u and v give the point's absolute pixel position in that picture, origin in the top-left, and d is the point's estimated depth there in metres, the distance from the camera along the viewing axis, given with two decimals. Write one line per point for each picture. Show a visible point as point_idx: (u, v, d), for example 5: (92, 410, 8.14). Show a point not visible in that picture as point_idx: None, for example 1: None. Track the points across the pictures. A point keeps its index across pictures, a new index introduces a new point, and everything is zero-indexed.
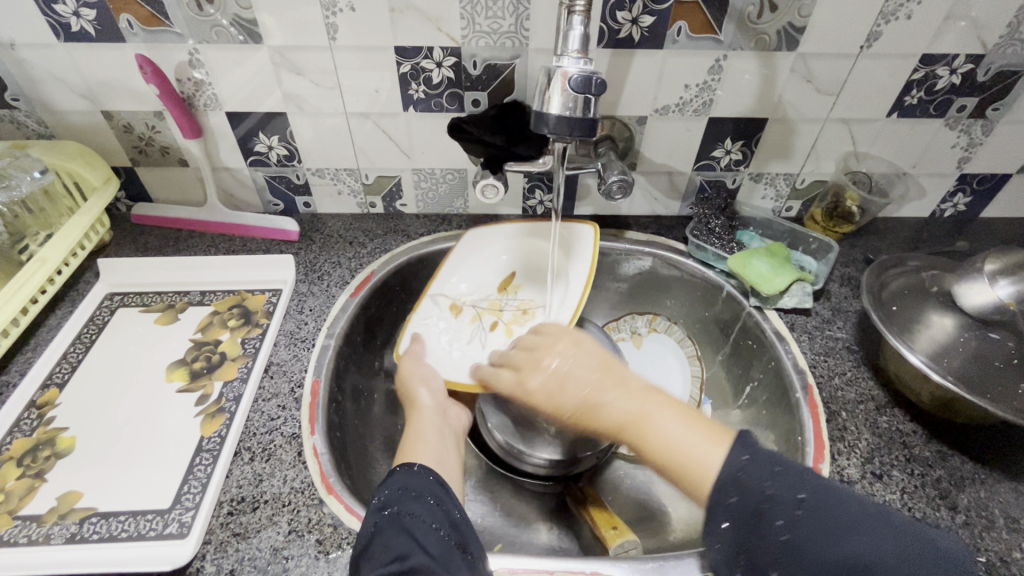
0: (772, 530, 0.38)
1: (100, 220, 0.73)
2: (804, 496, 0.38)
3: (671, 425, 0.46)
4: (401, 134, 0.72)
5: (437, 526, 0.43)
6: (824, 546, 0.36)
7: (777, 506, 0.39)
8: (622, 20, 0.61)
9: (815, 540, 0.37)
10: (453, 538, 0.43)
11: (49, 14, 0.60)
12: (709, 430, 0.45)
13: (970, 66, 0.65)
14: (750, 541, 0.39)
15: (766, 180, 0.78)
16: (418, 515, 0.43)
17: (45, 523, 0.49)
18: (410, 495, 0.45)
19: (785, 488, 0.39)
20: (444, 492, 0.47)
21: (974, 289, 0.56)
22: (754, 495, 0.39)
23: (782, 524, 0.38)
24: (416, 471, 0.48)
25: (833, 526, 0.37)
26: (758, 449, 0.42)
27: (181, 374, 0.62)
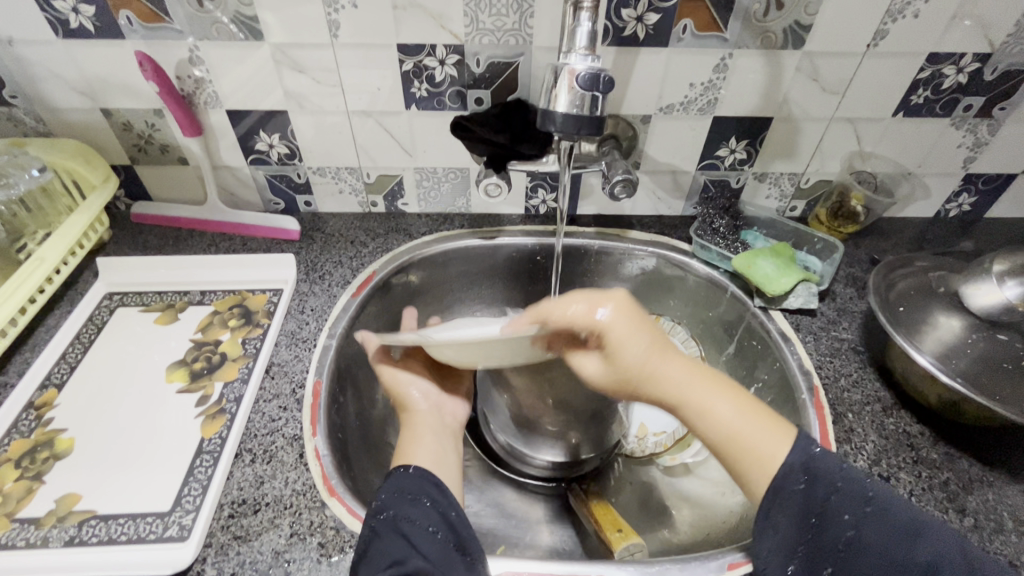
0: (839, 527, 0.42)
1: (99, 219, 0.72)
2: (873, 494, 0.42)
3: (734, 406, 0.47)
4: (403, 132, 0.71)
5: (434, 531, 0.43)
6: (892, 546, 0.40)
7: (845, 503, 0.43)
8: (627, 18, 0.61)
9: (883, 540, 0.41)
10: (451, 540, 0.43)
11: (48, 10, 0.60)
12: (768, 419, 0.47)
13: (977, 65, 0.65)
14: (814, 535, 0.43)
15: (771, 179, 0.78)
16: (415, 519, 0.43)
17: (43, 526, 0.48)
18: (406, 498, 0.44)
19: (853, 488, 0.43)
20: (440, 493, 0.46)
21: (981, 290, 0.56)
22: (824, 489, 0.43)
23: (848, 520, 0.42)
24: (412, 474, 0.46)
25: (898, 527, 0.41)
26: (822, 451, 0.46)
27: (181, 374, 0.61)
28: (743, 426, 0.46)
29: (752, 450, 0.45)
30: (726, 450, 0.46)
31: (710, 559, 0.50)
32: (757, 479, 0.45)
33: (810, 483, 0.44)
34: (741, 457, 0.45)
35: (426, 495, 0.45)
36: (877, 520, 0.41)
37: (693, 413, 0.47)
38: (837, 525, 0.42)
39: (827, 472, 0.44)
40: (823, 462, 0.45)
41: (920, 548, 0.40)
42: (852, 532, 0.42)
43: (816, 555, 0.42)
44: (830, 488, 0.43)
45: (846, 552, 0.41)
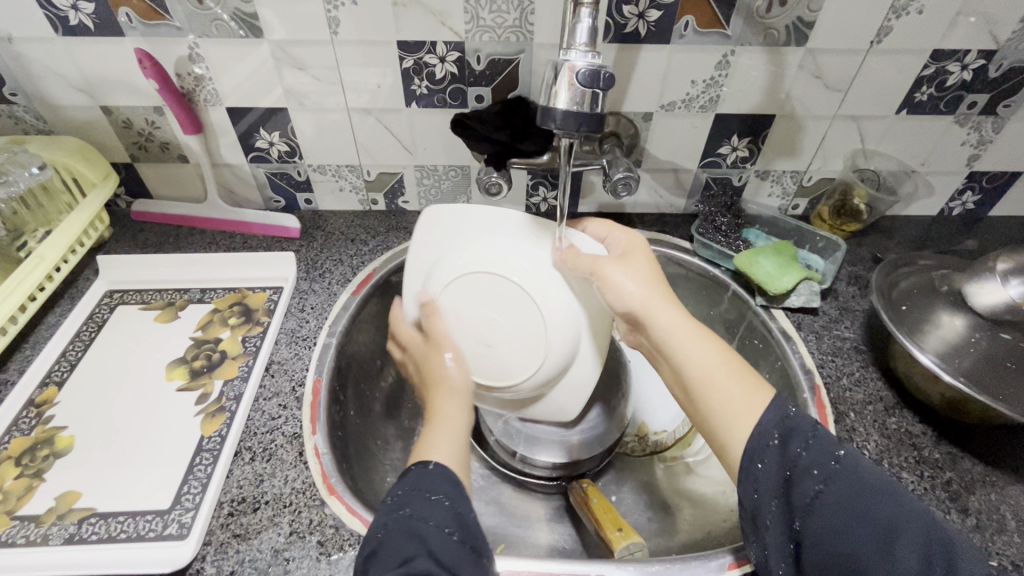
0: (808, 482, 0.40)
1: (100, 217, 0.72)
2: (843, 452, 0.40)
3: (708, 355, 0.48)
4: (403, 130, 0.71)
5: (450, 532, 0.40)
6: (855, 502, 0.38)
7: (814, 460, 0.40)
8: (628, 15, 0.60)
9: (851, 496, 0.38)
10: (466, 539, 0.40)
11: (47, 7, 0.59)
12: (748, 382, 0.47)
13: (982, 61, 0.64)
14: (786, 493, 0.40)
15: (773, 177, 0.77)
16: (427, 517, 0.41)
17: (43, 524, 0.48)
18: (422, 495, 0.42)
19: (826, 444, 0.41)
20: (459, 494, 0.44)
21: (984, 289, 0.56)
22: (798, 445, 0.41)
23: (817, 475, 0.40)
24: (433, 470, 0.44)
25: (867, 483, 0.38)
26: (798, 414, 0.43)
27: (180, 372, 0.61)
28: (729, 361, 0.48)
29: (739, 384, 0.46)
30: (713, 383, 0.47)
31: (711, 559, 0.50)
32: (747, 414, 0.44)
33: (785, 439, 0.42)
34: (729, 390, 0.46)
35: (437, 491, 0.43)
36: (846, 475, 0.39)
37: (683, 345, 0.49)
38: (806, 482, 0.40)
39: (802, 430, 0.42)
40: (799, 420, 0.43)
41: (885, 507, 0.37)
42: (821, 487, 0.39)
43: (787, 513, 0.40)
44: (804, 444, 0.41)
45: (812, 509, 0.39)
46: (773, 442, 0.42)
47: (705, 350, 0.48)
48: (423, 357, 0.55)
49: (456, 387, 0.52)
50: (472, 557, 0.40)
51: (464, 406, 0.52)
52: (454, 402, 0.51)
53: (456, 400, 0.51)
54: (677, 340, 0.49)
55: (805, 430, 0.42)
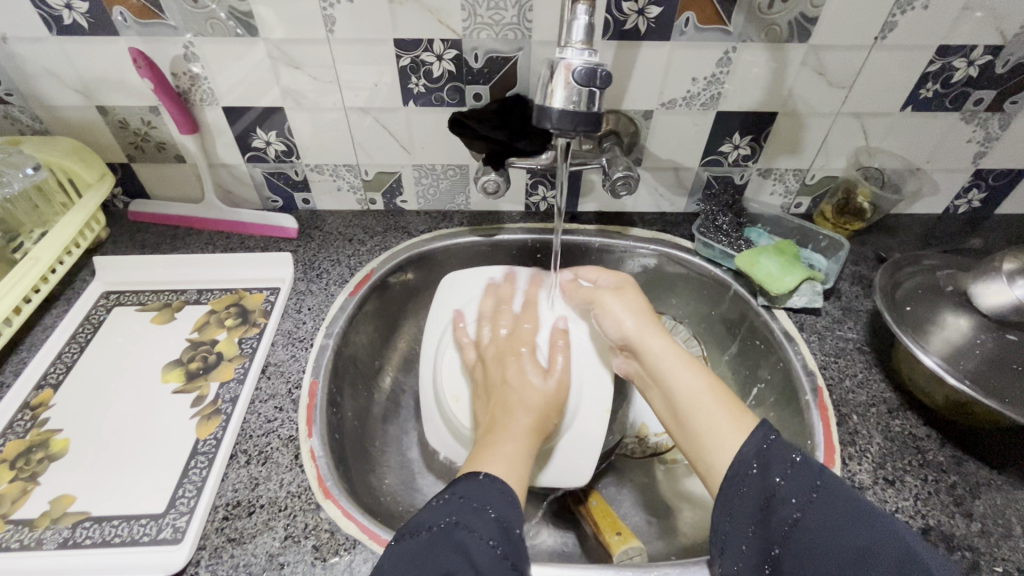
0: (786, 510, 0.41)
1: (96, 218, 0.72)
2: (822, 483, 0.41)
3: (695, 381, 0.51)
4: (401, 129, 0.70)
5: (494, 544, 0.41)
6: (831, 531, 0.39)
7: (791, 488, 0.42)
8: (628, 11, 0.59)
9: (828, 524, 0.39)
10: (512, 556, 0.40)
11: (41, 6, 0.59)
12: (735, 408, 0.49)
13: (988, 57, 0.63)
14: (763, 520, 0.42)
15: (775, 175, 0.76)
16: (475, 529, 0.41)
17: (37, 528, 0.48)
18: (471, 507, 0.43)
19: (806, 476, 0.42)
20: (512, 508, 0.44)
21: (990, 289, 0.54)
22: (775, 474, 0.43)
23: (795, 505, 0.41)
24: (485, 482, 0.45)
25: (845, 511, 0.39)
26: (776, 441, 0.45)
27: (176, 374, 0.61)
28: (714, 388, 0.51)
29: (725, 406, 0.49)
30: (700, 406, 0.50)
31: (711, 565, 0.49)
32: (732, 434, 0.47)
33: (762, 469, 0.43)
34: (715, 413, 0.49)
35: (492, 506, 0.43)
36: (824, 506, 0.40)
37: (672, 371, 0.52)
38: (783, 512, 0.41)
39: (780, 462, 0.43)
40: (777, 450, 0.44)
41: (859, 535, 0.38)
42: (798, 517, 0.41)
43: (765, 539, 0.42)
44: (782, 474, 0.43)
45: (790, 536, 0.40)
46: (752, 472, 0.44)
47: (692, 377, 0.52)
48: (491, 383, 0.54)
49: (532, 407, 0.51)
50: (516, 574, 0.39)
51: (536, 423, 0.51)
52: (523, 422, 0.50)
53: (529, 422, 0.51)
54: (668, 367, 0.53)
55: (782, 461, 0.43)
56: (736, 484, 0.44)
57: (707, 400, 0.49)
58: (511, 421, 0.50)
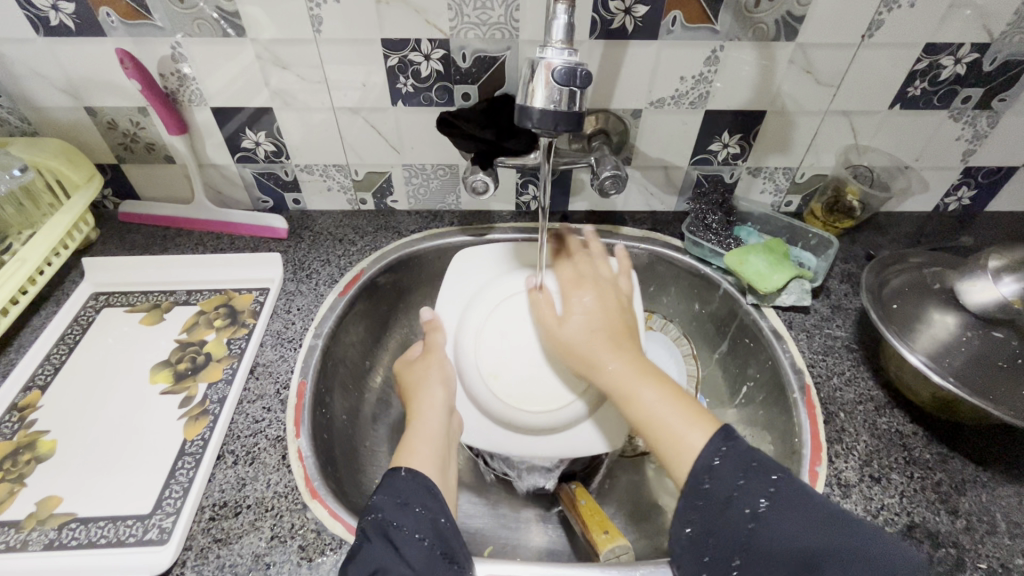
0: (740, 521, 0.42)
1: (85, 219, 0.72)
2: (775, 488, 0.42)
3: (652, 395, 0.50)
4: (390, 129, 0.70)
5: (421, 537, 0.44)
6: (785, 543, 0.40)
7: (745, 497, 0.42)
8: (614, 10, 0.59)
9: (784, 535, 0.41)
10: (439, 547, 0.44)
11: (27, 7, 0.59)
12: (693, 417, 0.48)
13: (976, 55, 0.63)
14: (722, 528, 0.42)
15: (766, 174, 0.76)
16: (404, 526, 0.44)
17: (23, 529, 0.48)
18: (397, 504, 0.45)
19: (756, 486, 0.43)
20: (432, 499, 0.47)
21: (977, 286, 0.55)
22: (728, 486, 0.43)
23: (750, 514, 0.42)
24: (406, 478, 0.48)
25: (802, 513, 0.41)
26: (736, 443, 0.45)
27: (165, 375, 0.61)
28: (672, 400, 0.49)
29: (683, 412, 0.48)
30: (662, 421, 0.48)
31: None
32: (695, 440, 0.46)
33: (714, 481, 0.44)
34: (671, 426, 0.48)
35: (416, 501, 0.46)
36: (776, 517, 0.41)
37: (636, 389, 0.50)
38: (737, 520, 0.42)
39: (731, 475, 0.43)
40: (734, 456, 0.44)
41: (809, 539, 0.40)
42: (752, 527, 0.42)
43: (725, 550, 0.42)
44: (737, 487, 0.43)
45: (748, 547, 0.41)
46: (705, 485, 0.44)
47: (649, 391, 0.50)
48: (420, 378, 0.58)
49: (443, 386, 0.57)
50: (446, 564, 0.43)
51: (443, 416, 0.55)
52: (439, 411, 0.55)
53: (438, 410, 0.55)
54: (630, 384, 0.51)
55: (734, 474, 0.43)
56: (697, 494, 0.44)
57: (660, 414, 0.48)
58: (426, 411, 0.55)
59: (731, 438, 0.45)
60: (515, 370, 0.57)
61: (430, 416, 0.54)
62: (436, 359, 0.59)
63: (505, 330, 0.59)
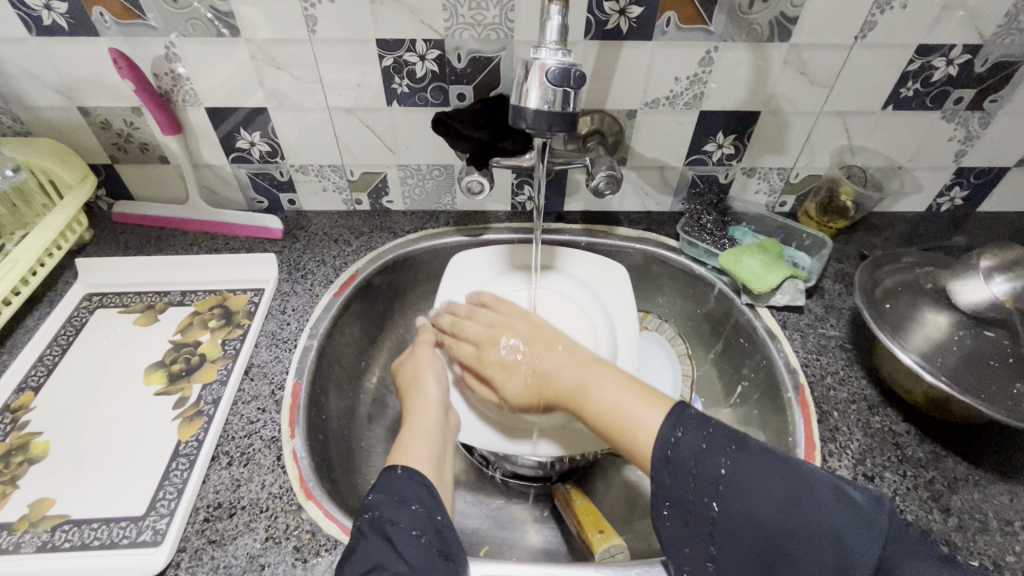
0: (704, 506, 0.42)
1: (77, 219, 0.71)
2: (729, 465, 0.42)
3: (610, 393, 0.51)
4: (385, 129, 0.70)
5: (418, 534, 0.43)
6: (746, 523, 0.40)
7: (702, 480, 0.43)
8: (609, 11, 0.60)
9: (742, 515, 0.40)
10: (436, 545, 0.44)
11: (19, 7, 0.58)
12: (653, 402, 0.49)
13: (967, 56, 0.64)
14: (689, 514, 0.43)
15: (760, 174, 0.77)
16: (400, 523, 0.44)
17: (15, 532, 0.48)
18: (394, 501, 0.45)
19: (710, 463, 0.43)
20: (429, 497, 0.47)
21: (968, 286, 0.56)
22: (687, 472, 0.43)
23: (709, 498, 0.42)
24: (403, 476, 0.48)
25: (760, 483, 0.41)
26: (689, 422, 0.46)
27: (159, 376, 0.60)
28: (625, 392, 0.50)
29: (637, 396, 0.50)
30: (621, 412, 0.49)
31: None
32: (652, 421, 0.47)
33: (674, 473, 0.44)
34: (633, 418, 0.48)
35: (414, 498, 0.46)
36: (733, 495, 0.41)
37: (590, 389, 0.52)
38: (699, 506, 0.42)
39: (688, 454, 0.44)
40: (689, 433, 0.45)
41: (766, 515, 0.40)
42: (714, 510, 0.42)
43: (699, 538, 0.42)
44: (692, 472, 0.43)
45: (716, 531, 0.41)
46: (666, 478, 0.44)
47: (604, 392, 0.51)
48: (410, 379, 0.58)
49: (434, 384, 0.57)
50: (442, 561, 0.43)
51: (439, 413, 0.55)
52: (435, 409, 0.55)
53: (431, 408, 0.55)
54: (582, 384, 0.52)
55: (691, 448, 0.44)
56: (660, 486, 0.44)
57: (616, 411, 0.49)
58: (422, 409, 0.55)
59: (684, 425, 0.46)
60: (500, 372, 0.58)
61: (426, 414, 0.54)
62: (426, 357, 0.60)
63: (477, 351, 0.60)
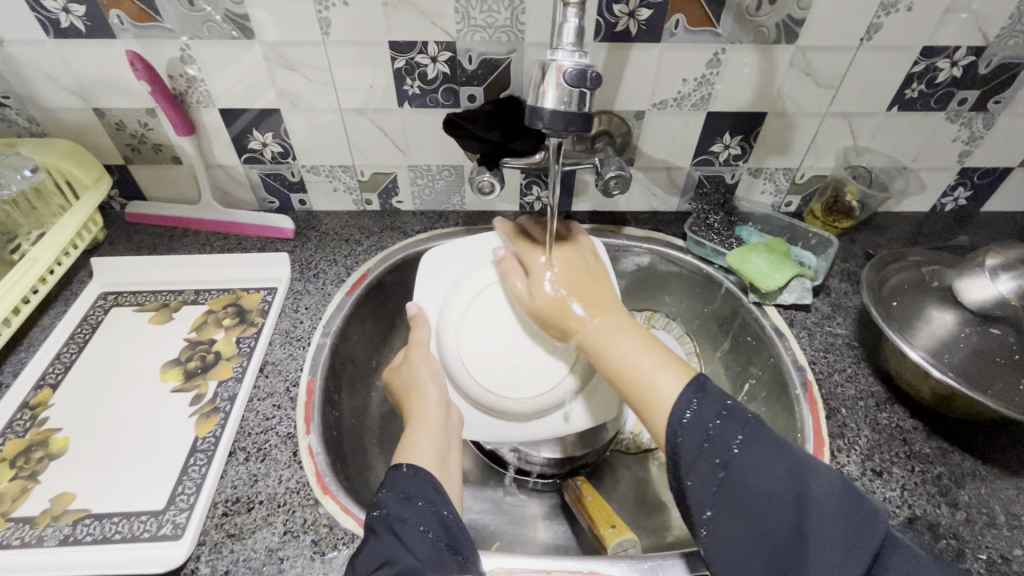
0: (710, 470, 0.43)
1: (93, 219, 0.72)
2: (744, 435, 0.43)
3: (629, 351, 0.52)
4: (396, 130, 0.71)
5: (425, 530, 0.44)
6: (754, 490, 0.41)
7: (716, 445, 0.43)
8: (619, 14, 0.60)
9: (750, 481, 0.41)
10: (444, 540, 0.44)
11: (38, 10, 0.59)
12: (671, 369, 0.50)
13: (971, 58, 0.65)
14: (696, 473, 0.43)
15: (766, 175, 0.78)
16: (407, 520, 0.44)
17: (38, 525, 0.49)
18: (400, 497, 0.46)
19: (726, 433, 0.43)
20: (436, 493, 0.47)
21: (974, 284, 0.56)
22: (699, 437, 0.44)
23: (720, 463, 0.42)
24: (406, 474, 0.48)
25: (769, 457, 0.42)
26: (708, 393, 0.46)
27: (175, 373, 0.61)
28: (645, 353, 0.52)
29: (656, 359, 0.51)
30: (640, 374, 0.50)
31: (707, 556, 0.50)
32: (667, 386, 0.48)
33: (686, 435, 0.44)
34: (649, 381, 0.50)
35: (420, 496, 0.46)
36: (743, 463, 0.42)
37: (611, 343, 0.53)
38: (708, 469, 0.43)
39: (704, 422, 0.44)
40: (706, 405, 0.45)
41: (775, 485, 0.41)
42: (722, 475, 0.42)
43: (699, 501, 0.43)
44: (704, 436, 0.44)
45: (720, 494, 0.42)
46: (678, 440, 0.44)
47: (624, 349, 0.52)
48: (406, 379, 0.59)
49: (431, 382, 0.57)
50: (450, 555, 0.43)
51: (443, 407, 0.56)
52: (437, 407, 0.56)
53: (434, 404, 0.56)
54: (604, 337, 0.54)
55: (708, 416, 0.44)
56: (673, 450, 0.44)
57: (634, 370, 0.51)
58: (424, 409, 0.55)
59: (702, 389, 0.46)
60: (500, 359, 0.59)
61: (429, 411, 0.55)
62: (421, 356, 0.59)
63: (490, 312, 0.60)
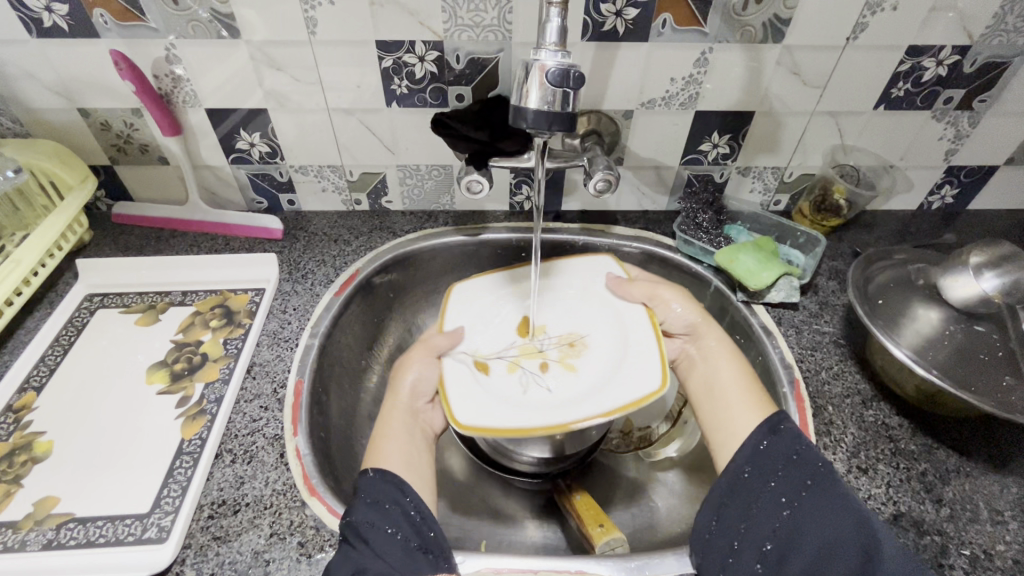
0: (775, 508, 0.46)
1: (78, 220, 0.72)
2: (812, 480, 0.46)
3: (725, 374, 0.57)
4: (385, 130, 0.71)
5: (393, 532, 0.45)
6: (819, 529, 0.44)
7: (783, 487, 0.47)
8: (606, 13, 0.60)
9: (815, 520, 0.44)
10: (414, 541, 0.45)
11: (20, 8, 0.59)
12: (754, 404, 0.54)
13: (957, 57, 0.65)
14: (757, 509, 0.46)
15: (754, 173, 0.78)
16: (373, 523, 0.45)
17: (20, 530, 0.48)
18: (365, 502, 0.46)
19: (793, 479, 0.47)
20: (404, 493, 0.48)
21: (959, 282, 0.57)
22: (765, 478, 0.47)
23: (784, 503, 0.46)
24: (374, 479, 0.48)
25: (835, 508, 0.44)
26: (780, 436, 0.49)
27: (161, 375, 0.61)
28: (741, 378, 0.56)
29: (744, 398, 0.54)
30: (729, 395, 0.55)
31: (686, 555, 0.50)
32: (746, 424, 0.52)
33: (754, 470, 0.48)
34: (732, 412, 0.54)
35: (384, 498, 0.47)
36: (810, 505, 0.45)
37: (718, 360, 0.59)
38: (772, 507, 0.46)
39: (771, 463, 0.48)
40: (777, 448, 0.49)
41: (842, 529, 0.43)
42: (787, 513, 0.45)
43: (757, 536, 0.45)
44: (775, 477, 0.47)
45: (780, 530, 0.45)
46: (745, 473, 0.48)
47: (727, 375, 0.57)
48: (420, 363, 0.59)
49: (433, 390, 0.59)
50: (422, 555, 0.44)
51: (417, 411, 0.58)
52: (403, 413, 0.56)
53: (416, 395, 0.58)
54: (711, 359, 0.59)
55: (776, 461, 0.48)
56: (730, 483, 0.48)
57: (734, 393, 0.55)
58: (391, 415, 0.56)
59: (773, 433, 0.49)
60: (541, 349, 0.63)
61: (394, 416, 0.56)
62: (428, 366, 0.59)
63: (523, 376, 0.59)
